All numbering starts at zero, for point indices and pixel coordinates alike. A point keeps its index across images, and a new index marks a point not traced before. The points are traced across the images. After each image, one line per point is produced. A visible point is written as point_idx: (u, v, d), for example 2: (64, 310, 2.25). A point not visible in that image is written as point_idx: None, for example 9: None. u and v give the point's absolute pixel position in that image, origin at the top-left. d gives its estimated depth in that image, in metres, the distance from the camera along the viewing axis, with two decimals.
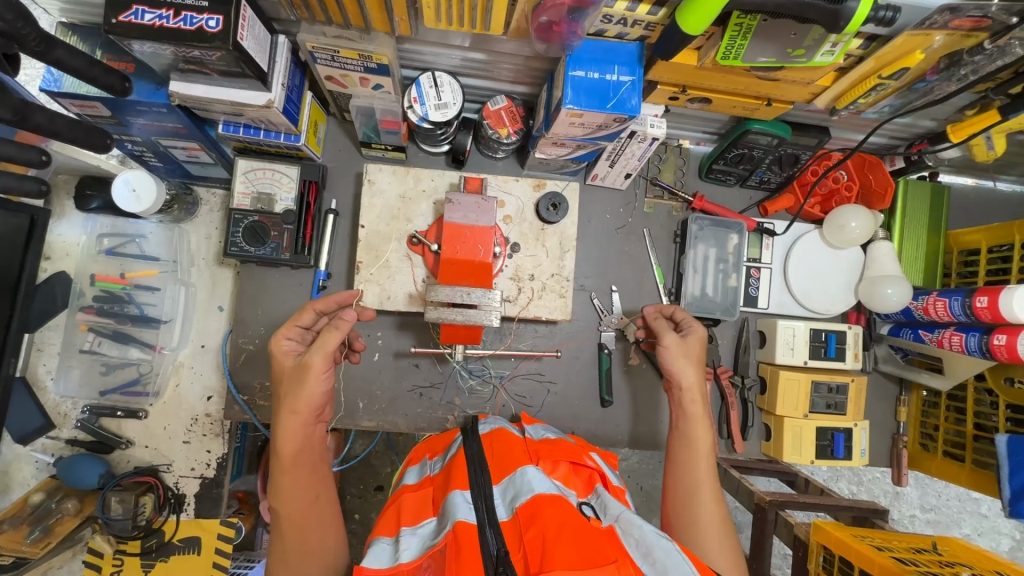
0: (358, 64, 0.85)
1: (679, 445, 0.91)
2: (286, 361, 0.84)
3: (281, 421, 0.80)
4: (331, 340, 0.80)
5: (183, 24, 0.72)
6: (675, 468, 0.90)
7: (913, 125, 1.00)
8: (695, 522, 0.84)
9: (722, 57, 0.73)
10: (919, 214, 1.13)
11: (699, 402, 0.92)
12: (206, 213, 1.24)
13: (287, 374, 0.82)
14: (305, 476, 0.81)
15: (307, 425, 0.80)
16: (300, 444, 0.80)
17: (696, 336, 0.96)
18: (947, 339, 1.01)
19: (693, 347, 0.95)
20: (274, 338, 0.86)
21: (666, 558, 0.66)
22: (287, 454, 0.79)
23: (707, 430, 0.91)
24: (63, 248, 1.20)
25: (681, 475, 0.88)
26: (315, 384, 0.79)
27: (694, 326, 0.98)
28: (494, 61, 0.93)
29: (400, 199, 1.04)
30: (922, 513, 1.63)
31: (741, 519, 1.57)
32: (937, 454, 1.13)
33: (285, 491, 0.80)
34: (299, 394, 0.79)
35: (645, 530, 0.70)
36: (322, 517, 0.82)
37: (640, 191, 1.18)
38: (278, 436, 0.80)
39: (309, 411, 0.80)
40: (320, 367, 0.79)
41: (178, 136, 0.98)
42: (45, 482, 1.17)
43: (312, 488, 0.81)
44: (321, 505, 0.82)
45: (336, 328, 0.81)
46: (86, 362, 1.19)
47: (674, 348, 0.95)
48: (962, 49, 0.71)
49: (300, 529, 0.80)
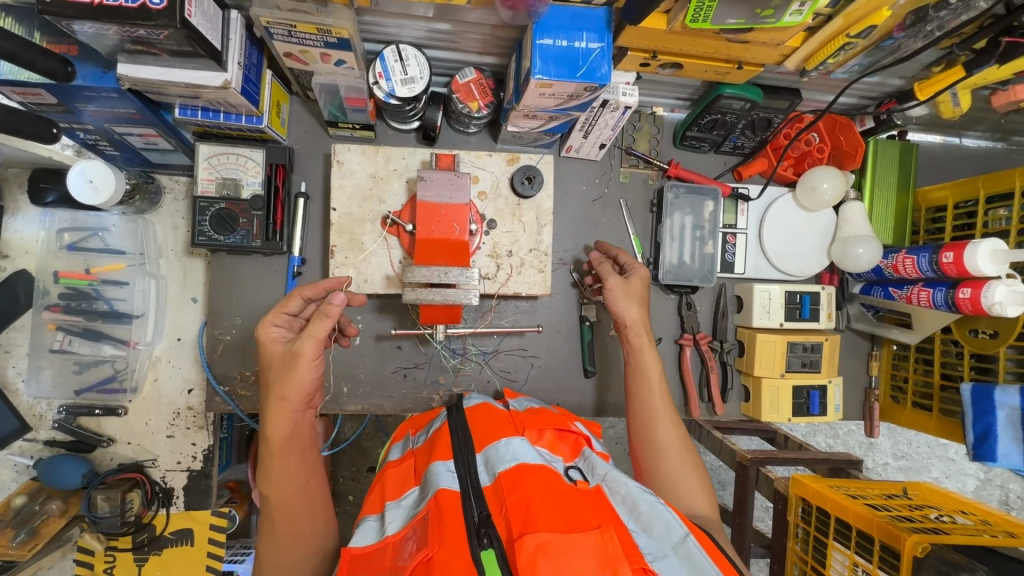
0: (317, 38, 0.81)
1: (633, 377, 0.95)
2: (274, 347, 0.82)
3: (271, 408, 0.78)
4: (321, 327, 0.77)
5: (124, 1, 0.68)
6: (634, 391, 0.94)
7: (882, 84, 1.00)
8: (656, 443, 0.89)
9: (691, 20, 0.72)
10: (889, 173, 1.14)
11: (642, 335, 0.95)
12: (171, 202, 1.20)
13: (277, 361, 0.80)
14: (295, 460, 0.80)
15: (297, 413, 0.79)
16: (290, 431, 0.79)
17: (640, 277, 0.98)
18: (915, 295, 1.04)
19: (634, 288, 0.97)
20: (261, 325, 0.83)
21: (648, 511, 0.71)
22: (277, 442, 0.78)
23: (656, 360, 0.94)
24: (21, 246, 1.16)
25: (638, 401, 0.93)
26: (305, 371, 0.77)
27: (639, 267, 1.00)
28: (459, 31, 0.90)
29: (372, 179, 1.01)
30: (894, 460, 1.71)
31: (724, 477, 1.63)
32: (907, 405, 1.18)
33: (274, 476, 0.79)
34: (289, 381, 0.77)
35: (628, 487, 0.73)
36: (310, 500, 0.82)
37: (615, 161, 1.17)
38: (268, 423, 0.78)
39: (297, 398, 0.77)
40: (310, 354, 0.77)
41: (133, 122, 0.93)
42: (26, 485, 1.14)
43: (304, 473, 0.81)
44: (310, 492, 0.82)
45: (325, 315, 0.77)
46: (57, 362, 1.15)
47: (617, 290, 0.96)
48: (928, 5, 0.71)
49: (288, 515, 0.80)
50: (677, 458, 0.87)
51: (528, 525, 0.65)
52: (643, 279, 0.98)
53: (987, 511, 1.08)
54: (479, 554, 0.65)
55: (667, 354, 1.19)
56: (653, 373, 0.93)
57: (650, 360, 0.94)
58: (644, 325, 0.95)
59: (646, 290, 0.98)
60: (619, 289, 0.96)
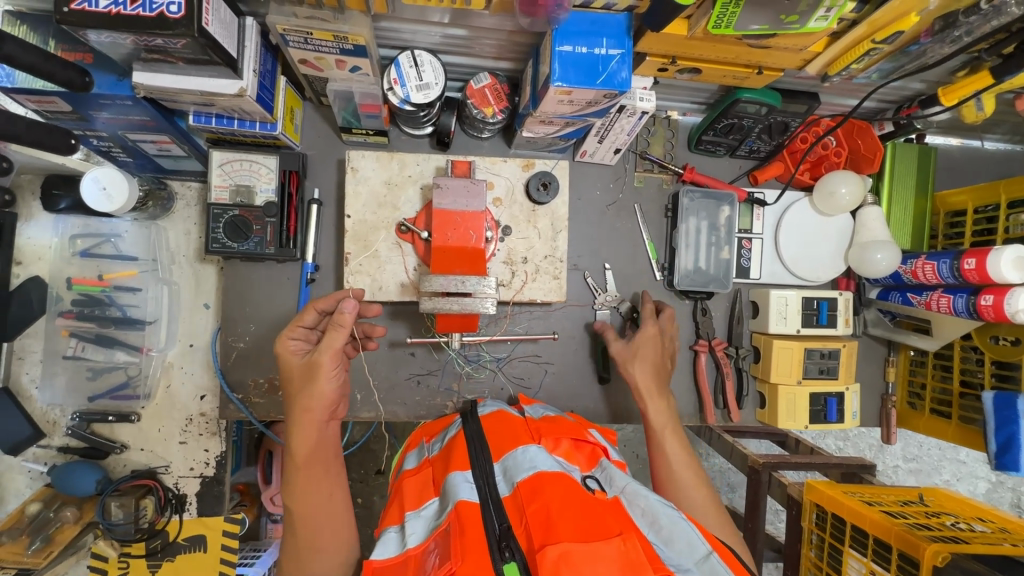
0: (334, 45, 0.81)
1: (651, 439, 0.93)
2: (293, 360, 0.84)
3: (296, 422, 0.80)
4: (336, 338, 0.79)
5: (141, 10, 0.67)
6: (654, 441, 0.91)
7: (902, 88, 0.99)
8: (681, 483, 0.86)
9: (714, 26, 0.71)
10: (907, 178, 1.13)
11: (657, 396, 0.94)
12: (184, 208, 1.19)
13: (297, 373, 0.82)
14: (319, 473, 0.81)
15: (320, 424, 0.81)
16: (315, 442, 0.81)
17: (648, 332, 1.00)
18: (935, 301, 1.03)
19: (637, 346, 0.99)
20: (279, 339, 0.84)
21: (669, 524, 0.70)
22: (302, 454, 0.80)
23: (667, 414, 0.93)
24: (34, 252, 1.16)
25: (657, 459, 0.89)
26: (326, 381, 0.79)
27: (650, 322, 1.01)
28: (475, 36, 0.89)
29: (386, 185, 1.01)
30: (905, 463, 1.69)
31: (734, 480, 1.62)
32: (925, 412, 1.16)
33: (297, 489, 0.80)
34: (312, 392, 0.79)
35: (648, 499, 0.72)
36: (335, 515, 0.81)
37: (629, 166, 1.16)
38: (293, 437, 0.80)
39: (320, 408, 0.80)
40: (329, 365, 0.78)
41: (147, 129, 0.93)
42: (41, 492, 1.15)
43: (329, 486, 0.82)
44: (335, 506, 0.82)
45: (338, 326, 0.78)
46: (70, 369, 1.15)
47: (624, 352, 0.99)
48: (957, 10, 0.70)
49: (311, 527, 0.80)
50: (697, 492, 0.85)
51: (549, 535, 0.64)
52: (650, 334, 1.00)
53: (1005, 519, 1.07)
54: (502, 567, 0.64)
55: (682, 361, 1.18)
56: (658, 421, 0.92)
57: (657, 409, 0.93)
58: (656, 377, 0.96)
59: (654, 346, 0.99)
60: (625, 351, 1.00)
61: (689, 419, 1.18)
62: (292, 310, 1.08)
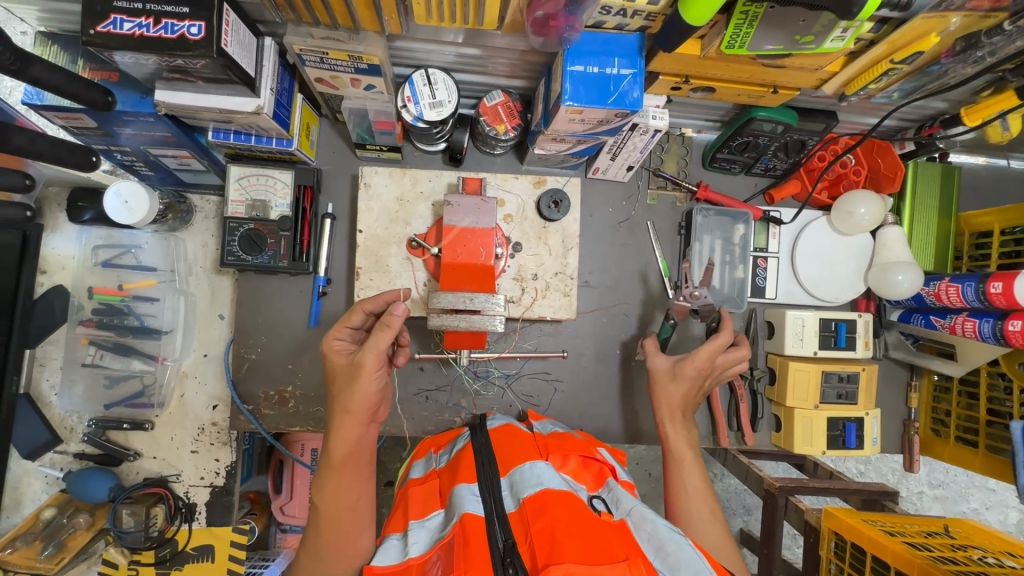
0: (349, 65, 0.82)
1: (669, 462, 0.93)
2: (337, 360, 0.81)
3: (337, 423, 0.79)
4: (382, 339, 0.75)
5: (163, 32, 0.69)
6: (671, 465, 0.92)
7: (924, 107, 0.97)
8: (692, 507, 0.87)
9: (728, 46, 0.71)
10: (930, 198, 1.10)
11: (678, 420, 0.94)
12: (202, 220, 1.22)
13: (342, 374, 0.79)
14: (351, 477, 0.80)
15: (360, 427, 0.79)
16: (355, 443, 0.80)
17: (700, 359, 0.92)
18: (960, 325, 0.99)
19: (682, 372, 0.93)
20: (325, 338, 0.82)
21: (675, 550, 0.68)
22: (339, 456, 0.79)
23: (687, 435, 0.93)
24: (58, 262, 1.19)
25: (674, 480, 0.91)
26: (369, 383, 0.77)
27: (711, 346, 0.91)
28: (488, 56, 0.90)
29: (398, 201, 1.01)
30: (930, 489, 1.63)
31: (749, 502, 1.58)
32: (949, 440, 1.12)
33: (329, 488, 0.79)
34: (353, 394, 0.77)
35: (654, 522, 0.71)
36: (359, 520, 0.80)
37: (642, 183, 1.15)
38: (334, 438, 0.79)
39: (362, 410, 0.78)
40: (371, 366, 0.76)
41: (168, 144, 0.95)
42: (56, 497, 1.16)
43: (356, 489, 0.81)
44: (357, 511, 0.80)
45: (386, 327, 0.75)
46: (88, 376, 1.18)
47: (662, 374, 0.94)
48: (979, 31, 0.68)
49: (334, 528, 0.79)
50: (707, 516, 0.87)
51: (553, 555, 0.63)
52: (702, 359, 0.92)
53: None
54: None
55: None
56: (678, 447, 0.92)
57: (676, 433, 0.93)
58: (687, 403, 0.94)
59: (701, 373, 0.93)
60: (666, 373, 0.94)
61: (702, 441, 1.15)
62: (304, 322, 1.09)
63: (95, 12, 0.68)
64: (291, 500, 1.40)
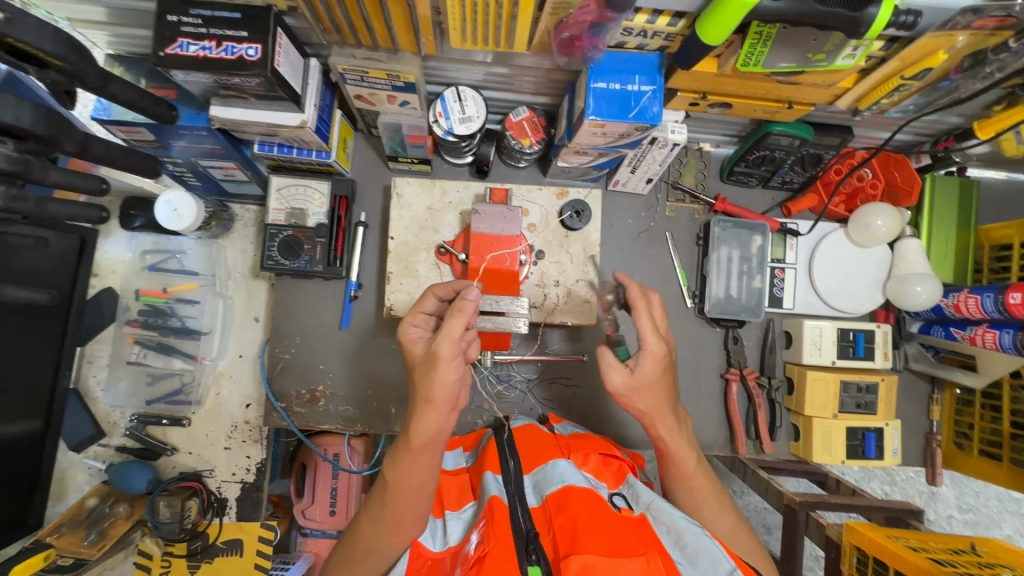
0: (386, 83, 0.88)
1: (668, 463, 0.83)
2: (415, 348, 0.78)
3: (419, 410, 0.74)
4: (456, 326, 0.71)
5: (224, 54, 0.76)
6: (671, 463, 0.82)
7: (939, 122, 0.99)
8: (696, 498, 0.82)
9: (743, 64, 0.75)
10: (948, 213, 1.12)
11: (665, 414, 0.80)
12: (241, 228, 1.29)
13: (419, 361, 0.76)
14: (425, 459, 0.76)
15: (442, 416, 0.73)
16: (435, 432, 0.74)
17: (654, 357, 0.77)
18: (980, 337, 1.00)
19: (646, 378, 0.77)
20: (401, 326, 0.80)
21: (692, 542, 0.69)
22: (418, 441, 0.74)
23: (673, 428, 0.81)
24: (109, 266, 1.27)
25: (675, 476, 0.83)
26: (446, 374, 0.71)
27: (655, 341, 0.76)
28: (515, 74, 0.96)
29: (428, 211, 1.07)
30: (960, 513, 1.58)
31: (770, 520, 1.56)
32: (973, 453, 1.11)
33: (403, 466, 0.76)
34: (432, 383, 0.72)
35: (670, 514, 0.73)
36: (425, 498, 0.78)
37: (661, 196, 1.19)
38: (414, 422, 0.74)
39: (443, 400, 0.72)
40: (449, 355, 0.71)
41: (216, 156, 1.03)
42: (98, 487, 1.23)
43: (427, 472, 0.77)
44: (425, 490, 0.78)
45: (458, 313, 0.71)
46: (133, 374, 1.25)
47: (627, 387, 0.78)
48: (986, 48, 0.71)
49: (399, 503, 0.77)
50: (716, 504, 0.82)
51: (574, 545, 0.66)
52: (655, 359, 0.77)
53: None
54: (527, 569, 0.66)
55: (713, 389, 1.17)
56: (677, 452, 0.81)
57: (665, 426, 0.80)
58: (669, 399, 0.80)
59: (663, 370, 0.78)
60: (629, 385, 0.78)
61: (720, 449, 1.16)
62: (335, 325, 1.15)
63: (164, 36, 0.76)
64: (313, 504, 1.44)
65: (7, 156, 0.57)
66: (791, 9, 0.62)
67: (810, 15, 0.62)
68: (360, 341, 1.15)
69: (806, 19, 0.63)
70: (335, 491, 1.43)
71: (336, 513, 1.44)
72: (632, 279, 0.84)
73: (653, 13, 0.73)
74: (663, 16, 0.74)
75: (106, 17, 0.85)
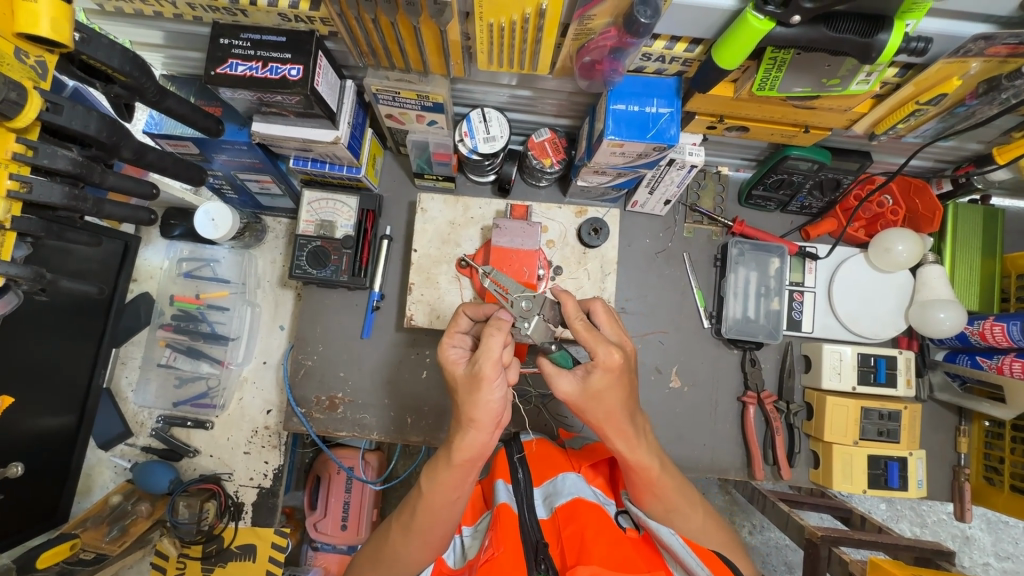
0: (416, 103, 0.94)
1: (628, 472, 0.79)
2: (457, 369, 0.78)
3: (461, 429, 0.74)
4: (495, 343, 0.71)
5: (269, 73, 0.82)
6: (633, 475, 0.79)
7: (959, 148, 1.01)
8: (668, 503, 0.80)
9: (759, 88, 0.77)
10: (972, 239, 1.10)
11: (620, 422, 0.74)
12: (272, 240, 1.35)
13: (463, 381, 0.76)
14: (459, 476, 0.77)
15: (486, 436, 0.74)
16: (477, 451, 0.75)
17: (607, 366, 0.70)
18: (1007, 366, 0.97)
19: (598, 388, 0.71)
20: (441, 348, 0.80)
21: (675, 553, 0.70)
22: (461, 456, 0.75)
23: (630, 438, 0.76)
24: (147, 272, 1.34)
25: (638, 484, 0.79)
26: (491, 393, 0.71)
27: (605, 350, 0.70)
28: (539, 97, 1.00)
29: (450, 225, 1.11)
30: (997, 561, 1.50)
31: (792, 558, 1.51)
32: (1003, 489, 1.07)
33: (440, 482, 0.77)
34: (475, 403, 0.72)
35: (660, 527, 0.73)
36: (452, 516, 0.80)
37: (679, 217, 1.21)
38: (456, 441, 0.75)
39: (487, 419, 0.73)
40: (491, 375, 0.71)
41: (254, 170, 1.08)
42: (123, 485, 1.27)
43: (460, 490, 0.78)
44: (454, 506, 0.79)
45: (497, 329, 0.72)
46: (162, 375, 1.31)
47: (578, 398, 0.73)
48: (1000, 74, 0.73)
49: (430, 518, 0.78)
50: (688, 508, 0.82)
51: (581, 556, 0.67)
52: (608, 369, 0.70)
53: None
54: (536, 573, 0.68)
55: (730, 411, 1.16)
56: (639, 462, 0.77)
57: (620, 435, 0.76)
58: (625, 406, 0.74)
59: (616, 379, 0.71)
60: (578, 394, 0.73)
61: (737, 473, 1.14)
62: (357, 334, 1.18)
63: (217, 58, 0.83)
64: (325, 517, 1.45)
65: (73, 159, 0.63)
66: (802, 35, 0.65)
67: (822, 41, 0.65)
68: (381, 351, 1.18)
69: (818, 44, 0.66)
70: (347, 505, 1.44)
71: (347, 528, 1.44)
72: (569, 291, 0.75)
73: (672, 40, 0.77)
74: (681, 42, 0.77)
75: (163, 40, 0.92)
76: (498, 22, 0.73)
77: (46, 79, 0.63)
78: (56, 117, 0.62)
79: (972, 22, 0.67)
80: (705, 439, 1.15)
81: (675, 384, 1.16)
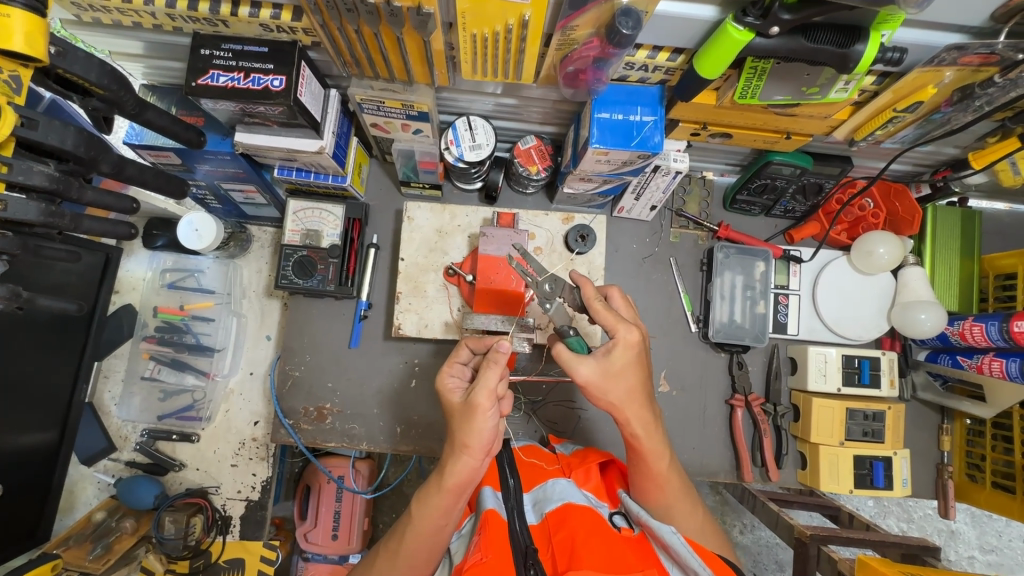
0: (401, 112, 0.93)
1: (636, 458, 0.82)
2: (453, 397, 0.79)
3: (454, 456, 0.75)
4: (492, 376, 0.73)
5: (251, 84, 0.81)
6: (643, 464, 0.82)
7: (936, 153, 1.03)
8: (670, 500, 0.83)
9: (740, 96, 0.78)
10: (951, 241, 1.13)
11: (639, 404, 0.79)
12: (258, 249, 1.33)
13: (457, 408, 0.77)
14: (450, 500, 0.76)
15: (476, 462, 0.74)
16: (468, 478, 0.76)
17: (627, 343, 0.76)
18: (987, 365, 0.99)
19: (619, 367, 0.76)
20: (438, 375, 0.82)
21: (677, 553, 0.70)
22: (453, 482, 0.75)
23: (648, 422, 0.80)
24: (130, 283, 1.32)
25: (644, 474, 0.82)
26: (483, 422, 0.72)
27: (625, 328, 0.76)
28: (524, 105, 1.00)
29: (437, 233, 1.11)
30: (982, 554, 1.53)
31: (782, 557, 1.51)
32: (986, 485, 1.09)
33: (430, 506, 0.76)
34: (469, 431, 0.73)
35: (660, 526, 0.73)
36: (443, 538, 0.80)
37: (665, 223, 1.22)
38: (449, 465, 0.75)
39: (479, 445, 0.73)
40: (486, 405, 0.71)
41: (238, 180, 1.07)
42: (106, 501, 1.25)
43: (449, 515, 0.78)
44: (444, 530, 0.79)
45: (494, 363, 0.74)
46: (146, 389, 1.29)
47: (597, 378, 0.76)
48: (974, 83, 0.74)
49: (419, 541, 0.78)
50: (689, 506, 0.83)
51: (572, 562, 0.67)
52: (629, 346, 0.76)
53: None
54: None
55: (719, 413, 1.17)
56: (650, 446, 0.80)
57: (639, 417, 0.79)
58: (643, 385, 0.79)
59: (636, 355, 0.77)
60: (598, 375, 0.76)
61: (726, 476, 1.14)
62: (344, 343, 1.18)
63: (197, 68, 0.82)
64: (315, 527, 1.43)
65: (49, 174, 0.62)
66: (782, 45, 0.66)
67: (801, 51, 0.66)
68: (369, 360, 1.17)
69: (797, 54, 0.67)
70: (337, 515, 1.43)
71: (339, 537, 1.43)
72: (589, 278, 0.82)
73: (654, 49, 0.78)
74: (663, 51, 0.78)
75: (143, 51, 0.91)
76: (481, 32, 0.73)
77: (20, 94, 0.61)
78: (32, 132, 0.60)
79: (946, 32, 0.68)
80: (694, 443, 1.15)
81: (664, 388, 1.16)
